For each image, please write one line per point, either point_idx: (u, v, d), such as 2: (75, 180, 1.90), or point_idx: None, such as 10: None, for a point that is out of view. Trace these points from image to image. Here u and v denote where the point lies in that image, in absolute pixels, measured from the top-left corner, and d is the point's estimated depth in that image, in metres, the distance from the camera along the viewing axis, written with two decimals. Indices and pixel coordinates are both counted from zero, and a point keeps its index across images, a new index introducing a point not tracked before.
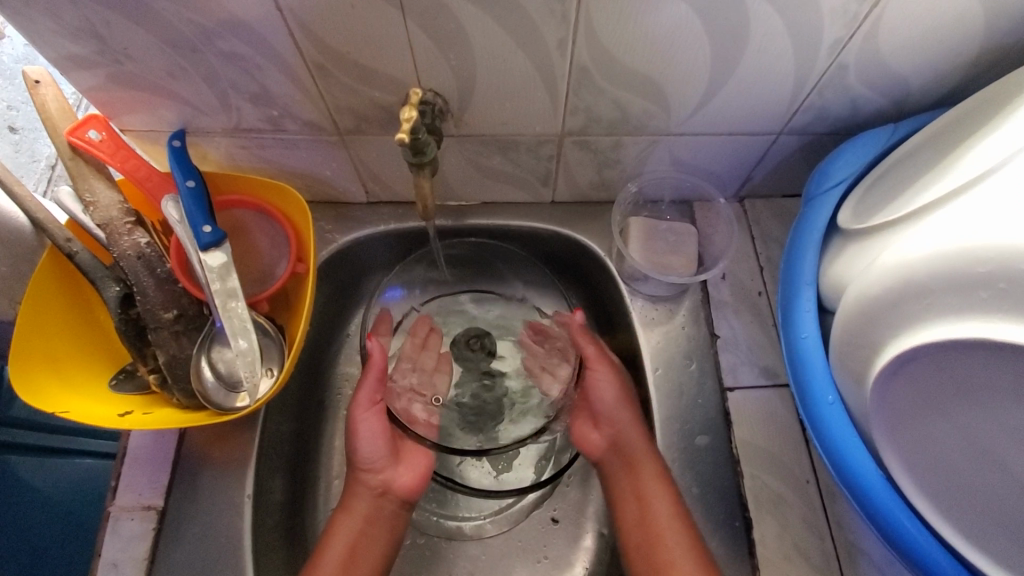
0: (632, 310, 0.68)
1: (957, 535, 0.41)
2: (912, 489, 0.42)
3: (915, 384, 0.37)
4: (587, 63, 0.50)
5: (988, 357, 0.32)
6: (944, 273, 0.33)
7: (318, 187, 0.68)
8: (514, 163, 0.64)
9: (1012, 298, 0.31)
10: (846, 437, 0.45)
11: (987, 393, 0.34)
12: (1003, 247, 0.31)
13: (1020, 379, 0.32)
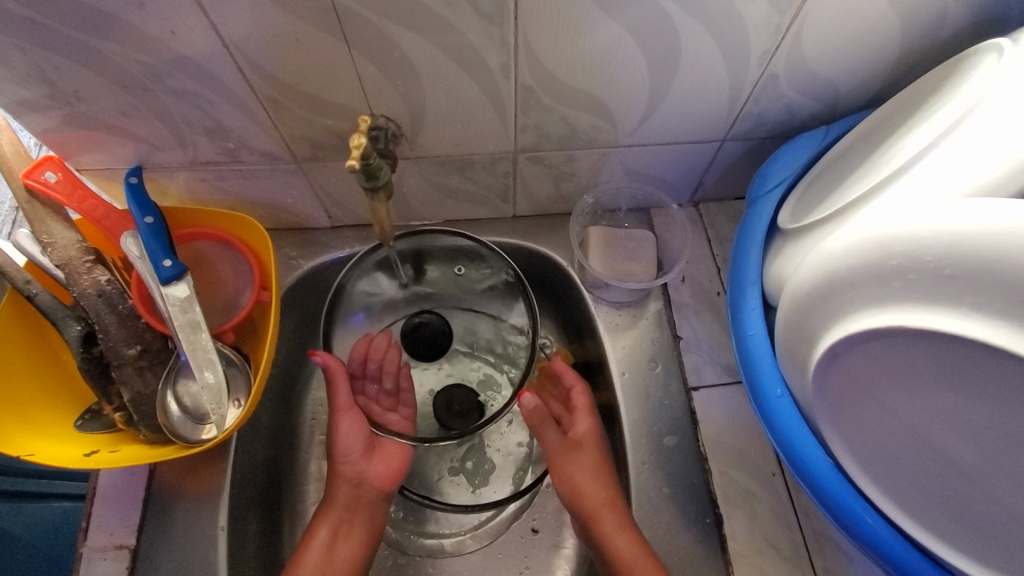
0: (597, 317, 0.69)
1: (903, 516, 0.43)
2: (859, 477, 0.44)
3: (848, 372, 0.39)
4: (531, 83, 0.52)
5: (905, 343, 0.34)
6: (861, 269, 0.35)
7: (280, 215, 0.69)
8: (472, 181, 0.65)
9: (919, 286, 0.33)
10: (797, 428, 0.47)
11: (909, 378, 0.36)
12: (907, 241, 0.33)
13: (935, 363, 0.34)
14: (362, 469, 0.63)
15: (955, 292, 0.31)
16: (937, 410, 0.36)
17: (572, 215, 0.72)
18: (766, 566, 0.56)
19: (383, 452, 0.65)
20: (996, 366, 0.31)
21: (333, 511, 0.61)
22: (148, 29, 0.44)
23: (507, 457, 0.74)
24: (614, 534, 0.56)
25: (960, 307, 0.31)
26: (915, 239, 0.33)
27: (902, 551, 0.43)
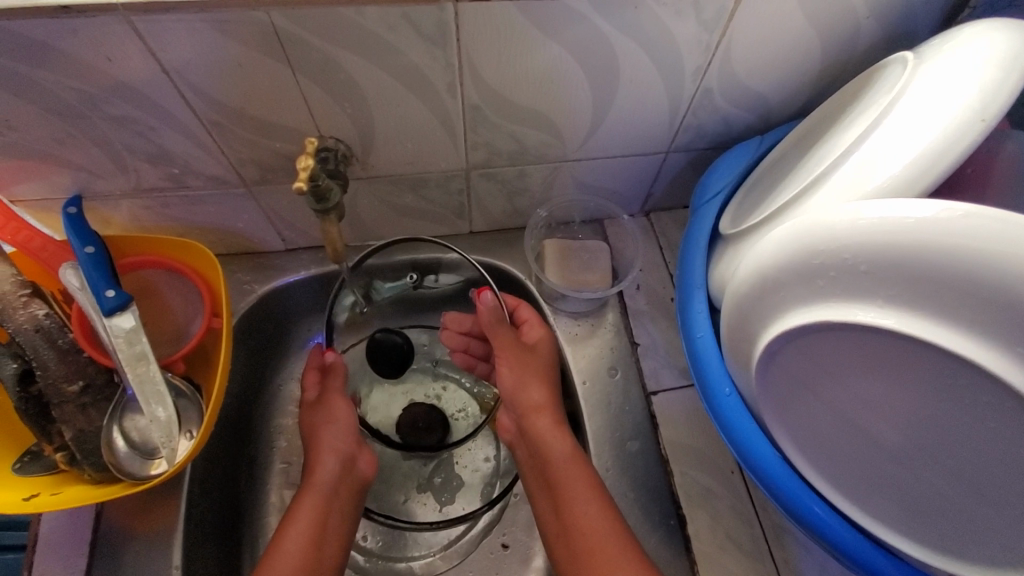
0: (556, 326, 0.70)
1: (847, 502, 0.45)
2: (805, 468, 0.46)
3: (785, 367, 0.41)
4: (478, 102, 0.53)
5: (832, 335, 0.37)
6: (789, 269, 0.37)
7: (232, 240, 0.67)
8: (426, 199, 0.66)
9: (841, 282, 0.35)
10: (746, 424, 0.48)
11: (839, 368, 0.38)
12: (826, 242, 0.35)
13: (860, 351, 0.36)
14: (346, 472, 0.60)
15: (872, 284, 0.33)
16: (868, 397, 0.38)
17: (527, 229, 0.73)
18: (730, 563, 0.58)
19: (360, 464, 0.62)
20: (914, 351, 0.33)
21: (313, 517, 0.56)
22: (83, 56, 0.43)
23: (474, 473, 0.73)
24: (553, 431, 0.60)
25: (878, 299, 0.34)
26: (834, 237, 0.35)
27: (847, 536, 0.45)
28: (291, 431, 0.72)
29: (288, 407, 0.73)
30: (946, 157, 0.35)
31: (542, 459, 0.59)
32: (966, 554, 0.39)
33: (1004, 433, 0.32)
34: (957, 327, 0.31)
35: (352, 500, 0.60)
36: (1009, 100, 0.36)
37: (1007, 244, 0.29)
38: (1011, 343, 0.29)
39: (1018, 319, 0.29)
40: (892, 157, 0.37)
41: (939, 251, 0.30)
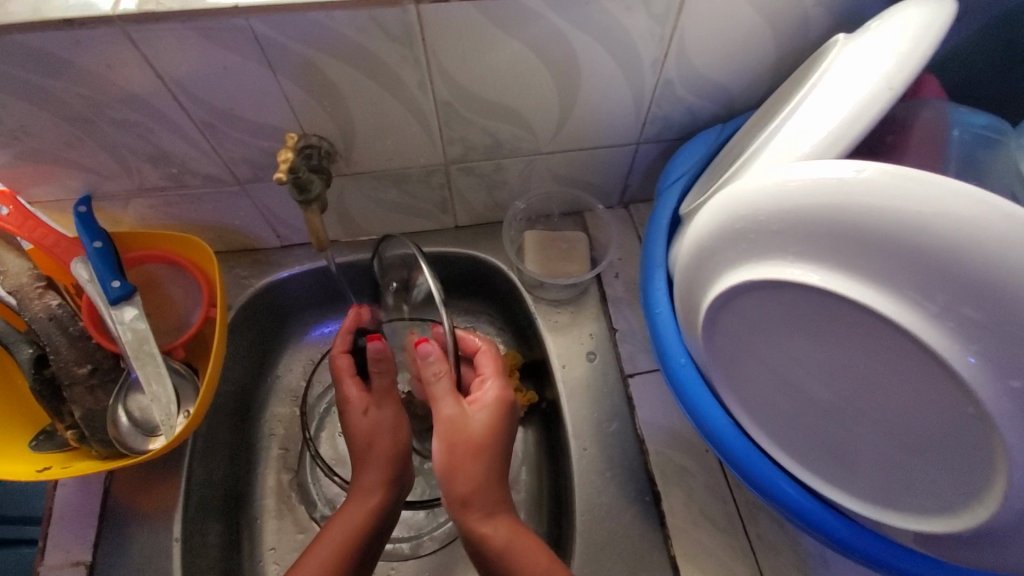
0: (539, 319, 0.72)
1: (793, 462, 0.47)
2: (756, 432, 0.48)
3: (728, 331, 0.44)
4: (448, 98, 0.57)
5: (761, 295, 0.39)
6: (720, 234, 0.40)
7: (231, 237, 0.72)
8: (410, 194, 0.70)
9: (762, 242, 0.37)
10: (701, 392, 0.50)
11: (773, 328, 0.41)
12: (749, 206, 0.38)
13: (786, 310, 0.39)
14: (390, 479, 0.58)
15: (784, 242, 0.36)
16: (798, 355, 0.40)
17: (509, 222, 0.76)
18: (702, 536, 0.60)
19: (402, 466, 0.60)
20: (829, 304, 0.35)
21: (356, 531, 0.55)
22: (86, 65, 0.48)
23: None
24: (492, 530, 0.52)
25: (790, 256, 0.36)
26: (750, 203, 0.38)
27: (796, 496, 0.47)
28: (288, 418, 0.76)
29: (285, 396, 0.77)
30: (857, 125, 0.38)
31: (485, 557, 0.52)
32: (901, 505, 0.41)
33: (915, 381, 0.34)
34: (856, 276, 0.33)
35: (392, 506, 0.59)
36: (915, 69, 0.38)
37: (888, 194, 0.31)
38: (901, 286, 0.32)
39: (906, 262, 0.31)
40: (811, 128, 0.40)
41: (833, 206, 0.33)
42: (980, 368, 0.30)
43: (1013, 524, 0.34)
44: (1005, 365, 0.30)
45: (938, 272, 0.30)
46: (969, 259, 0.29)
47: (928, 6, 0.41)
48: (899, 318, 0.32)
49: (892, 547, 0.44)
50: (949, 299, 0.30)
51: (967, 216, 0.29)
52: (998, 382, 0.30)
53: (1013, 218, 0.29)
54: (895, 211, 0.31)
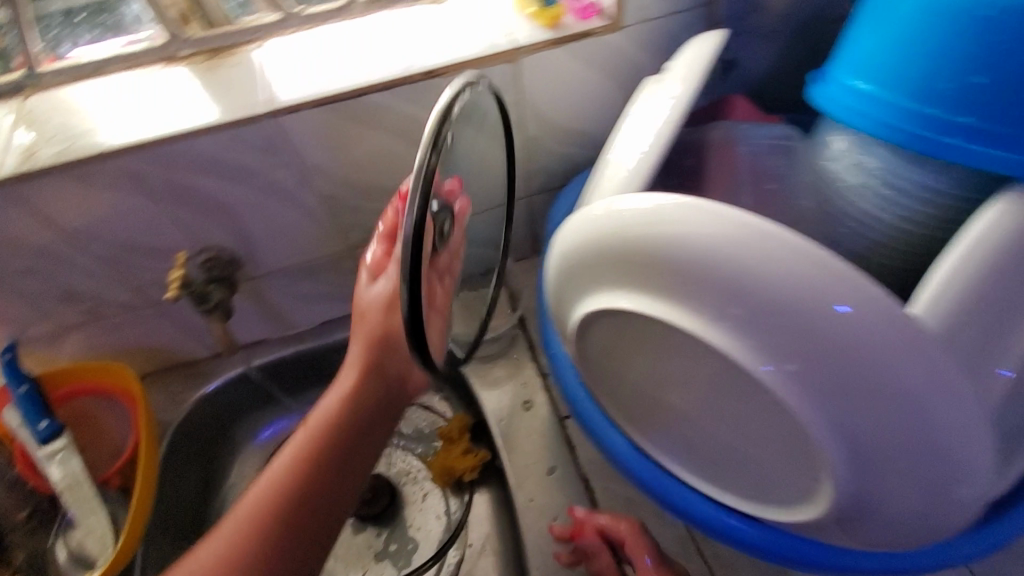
0: (472, 378, 0.73)
1: (692, 474, 0.49)
2: (657, 453, 0.50)
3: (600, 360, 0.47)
4: (330, 191, 0.61)
5: (606, 323, 0.42)
6: (560, 277, 0.44)
7: (162, 357, 0.74)
8: (325, 283, 0.73)
9: (590, 280, 0.41)
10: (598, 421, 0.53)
11: (629, 352, 0.44)
12: (572, 248, 0.41)
13: (629, 335, 0.42)
14: (322, 448, 0.48)
15: (596, 277, 0.40)
16: (652, 369, 0.44)
17: None
18: None
19: (376, 439, 0.51)
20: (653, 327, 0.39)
21: (303, 446, 0.48)
22: None
23: (428, 533, 0.75)
24: None
25: (610, 289, 0.40)
26: (565, 250, 0.42)
27: (699, 506, 0.49)
28: None
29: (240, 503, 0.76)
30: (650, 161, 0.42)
31: None
32: (780, 498, 0.43)
33: (742, 380, 0.37)
34: (650, 295, 0.37)
35: (335, 428, 0.49)
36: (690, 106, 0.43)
37: (646, 221, 0.36)
38: (681, 298, 0.35)
39: (675, 276, 0.35)
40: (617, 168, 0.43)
41: (615, 244, 0.37)
42: (761, 358, 0.33)
43: (859, 499, 0.36)
44: (776, 355, 0.33)
45: (698, 281, 0.34)
46: (713, 265, 0.33)
47: (696, 46, 0.47)
48: (687, 326, 0.35)
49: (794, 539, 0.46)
50: (715, 302, 0.34)
51: (700, 228, 0.34)
52: (775, 369, 0.33)
53: (734, 224, 0.33)
54: (653, 236, 0.35)
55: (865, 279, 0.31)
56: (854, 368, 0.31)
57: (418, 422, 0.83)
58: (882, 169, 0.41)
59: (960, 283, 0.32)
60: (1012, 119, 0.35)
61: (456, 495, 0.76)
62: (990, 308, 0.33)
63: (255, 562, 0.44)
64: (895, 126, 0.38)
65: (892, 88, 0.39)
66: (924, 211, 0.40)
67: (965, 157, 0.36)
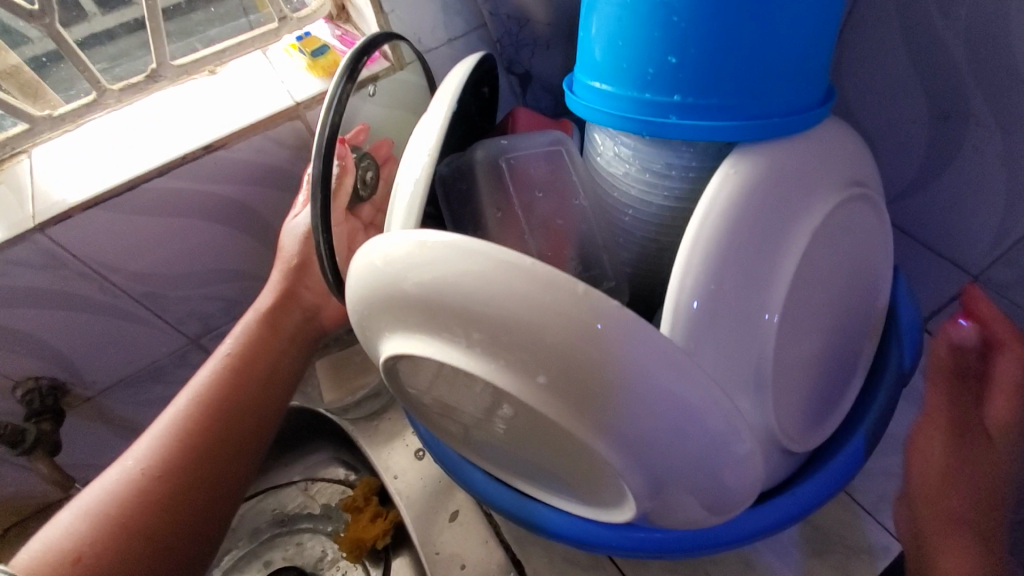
0: (359, 439, 0.68)
1: (555, 495, 0.46)
2: (513, 478, 0.47)
3: (436, 403, 0.44)
4: (145, 288, 0.57)
5: (413, 365, 0.39)
6: (361, 334, 0.41)
7: (11, 508, 0.66)
8: (179, 382, 0.67)
9: (375, 327, 0.38)
10: (454, 458, 0.50)
11: (449, 393, 0.40)
12: (351, 300, 0.39)
13: (436, 373, 0.38)
14: (224, 430, 0.45)
15: (377, 327, 0.38)
16: (464, 407, 0.41)
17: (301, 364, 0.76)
18: None
19: (283, 386, 0.50)
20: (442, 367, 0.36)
21: (200, 400, 0.46)
22: None
23: None
24: None
25: (393, 335, 0.37)
26: (348, 306, 0.40)
27: (568, 523, 0.45)
28: None
29: None
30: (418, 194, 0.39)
31: None
32: (605, 499, 0.41)
33: (517, 407, 0.34)
34: (417, 334, 0.35)
35: (252, 384, 0.48)
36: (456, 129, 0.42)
37: (382, 275, 0.35)
38: (439, 332, 0.33)
39: (427, 311, 0.33)
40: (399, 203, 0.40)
41: (370, 288, 0.36)
42: (513, 379, 0.32)
43: (658, 486, 0.35)
44: (526, 370, 0.31)
45: (441, 312, 0.32)
46: (449, 293, 0.32)
47: (463, 65, 0.46)
48: (451, 360, 0.33)
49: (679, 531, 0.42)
50: (461, 330, 0.32)
51: (429, 257, 0.32)
52: (532, 384, 0.31)
53: (455, 247, 0.32)
54: (396, 273, 0.34)
55: (578, 281, 0.29)
56: (589, 368, 0.30)
57: (324, 496, 0.76)
58: (639, 156, 0.41)
59: (705, 257, 0.32)
60: (728, 92, 0.34)
61: (376, 566, 0.68)
62: (744, 275, 0.33)
63: (163, 509, 0.41)
64: (630, 119, 0.37)
65: (622, 84, 0.37)
66: (684, 186, 0.40)
67: (698, 135, 0.35)
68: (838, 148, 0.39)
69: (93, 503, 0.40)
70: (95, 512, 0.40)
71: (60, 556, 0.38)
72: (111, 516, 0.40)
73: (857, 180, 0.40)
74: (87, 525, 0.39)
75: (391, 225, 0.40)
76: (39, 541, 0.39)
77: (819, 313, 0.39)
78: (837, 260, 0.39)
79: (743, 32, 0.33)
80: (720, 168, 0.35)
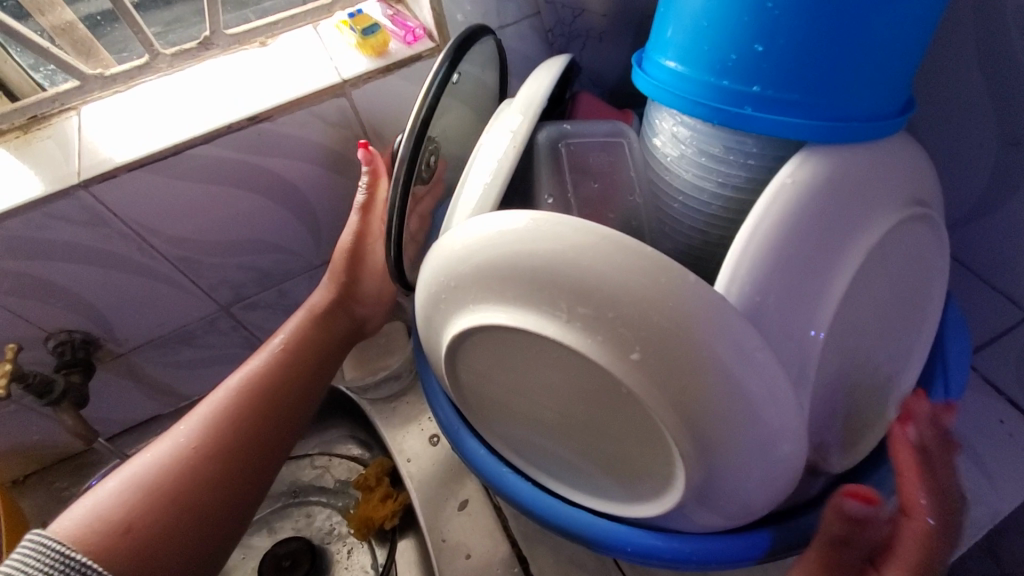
0: (376, 420, 0.69)
1: (581, 493, 0.44)
2: (533, 471, 0.46)
3: (479, 384, 0.43)
4: (181, 253, 0.57)
5: (487, 338, 0.38)
6: (433, 295, 0.39)
7: (38, 454, 0.68)
8: (207, 347, 0.68)
9: (459, 294, 0.37)
10: (467, 443, 0.48)
11: (503, 372, 0.40)
12: (445, 264, 0.38)
13: (513, 355, 0.38)
14: (262, 416, 0.46)
15: (454, 298, 0.38)
16: (502, 385, 0.41)
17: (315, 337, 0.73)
18: None
19: (321, 379, 0.51)
20: (529, 342, 0.35)
21: (252, 389, 0.47)
22: None
23: None
24: None
25: (485, 305, 0.36)
26: (431, 270, 0.39)
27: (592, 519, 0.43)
28: None
29: None
30: (503, 169, 0.39)
31: None
32: (631, 489, 0.41)
33: (596, 381, 0.34)
34: (495, 307, 0.35)
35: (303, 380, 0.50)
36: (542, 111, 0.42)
37: (505, 241, 0.34)
38: (538, 305, 0.33)
39: (505, 285, 0.34)
40: (482, 178, 0.40)
41: (447, 261, 0.37)
42: (606, 353, 0.32)
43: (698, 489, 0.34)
44: (623, 345, 0.31)
45: (544, 285, 0.33)
46: (525, 263, 0.33)
47: (553, 58, 0.45)
48: (549, 333, 0.33)
49: (700, 538, 0.41)
50: (567, 304, 0.32)
51: (529, 235, 0.33)
52: (623, 361, 0.31)
53: (579, 226, 0.32)
54: (518, 247, 0.34)
55: (685, 270, 0.31)
56: (682, 350, 0.30)
57: (337, 472, 0.77)
58: (697, 138, 0.39)
59: (756, 252, 0.31)
60: (809, 87, 0.33)
61: (381, 546, 0.69)
62: (800, 280, 0.32)
63: (208, 486, 0.42)
64: (704, 105, 0.36)
65: (698, 67, 0.36)
66: (743, 173, 0.38)
67: (772, 130, 0.34)
68: (902, 161, 0.37)
69: (143, 473, 0.41)
70: (142, 482, 0.41)
71: (109, 521, 0.38)
72: (159, 489, 0.41)
73: (919, 199, 0.38)
74: (136, 494, 0.40)
75: (461, 204, 0.40)
76: (87, 504, 0.39)
77: (864, 336, 0.37)
78: (887, 283, 0.37)
79: (837, 24, 0.31)
80: (778, 175, 0.33)
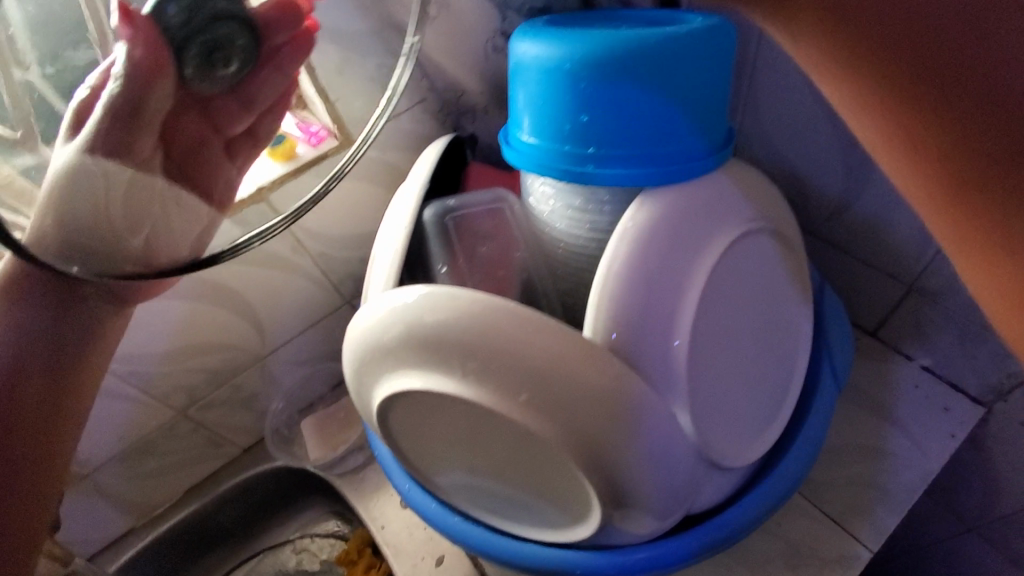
0: (346, 494, 0.71)
1: (530, 529, 0.48)
2: (485, 516, 0.49)
3: (416, 445, 0.47)
4: (130, 368, 0.61)
5: (407, 403, 0.42)
6: (355, 372, 0.44)
7: None
8: (170, 452, 0.70)
9: (374, 367, 0.41)
10: (421, 503, 0.51)
11: (431, 428, 0.43)
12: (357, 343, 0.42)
13: (432, 413, 0.42)
14: None
15: (371, 370, 0.42)
16: (433, 440, 0.45)
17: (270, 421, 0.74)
18: None
19: None
20: (439, 400, 0.39)
21: None
22: None
23: None
24: None
25: (395, 374, 0.40)
26: (349, 349, 0.44)
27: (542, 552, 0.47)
28: None
29: None
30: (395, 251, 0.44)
31: None
32: (570, 512, 0.44)
33: (502, 427, 0.38)
34: (404, 373, 0.39)
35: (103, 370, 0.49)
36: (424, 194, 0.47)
37: (399, 316, 0.39)
38: (436, 366, 0.37)
39: (406, 353, 0.39)
40: (382, 261, 0.45)
41: (359, 346, 0.42)
42: (499, 400, 0.36)
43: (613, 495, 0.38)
44: (510, 390, 0.35)
45: (436, 348, 0.37)
46: (418, 332, 0.38)
47: (436, 144, 0.52)
48: (449, 390, 0.37)
49: (637, 550, 0.44)
50: (458, 362, 0.36)
51: (418, 307, 0.38)
52: (516, 403, 0.36)
53: (458, 294, 0.37)
54: (411, 319, 0.38)
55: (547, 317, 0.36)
56: (559, 387, 0.35)
57: (319, 553, 0.77)
58: (561, 194, 0.44)
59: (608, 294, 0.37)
60: (635, 142, 0.39)
61: None
62: (654, 306, 0.37)
63: None
64: (554, 168, 0.41)
65: (547, 136, 0.41)
66: (606, 219, 0.43)
67: (617, 181, 0.40)
68: (736, 185, 0.43)
69: None
70: None
71: None
72: None
73: (759, 215, 0.44)
74: None
75: (369, 288, 0.45)
76: None
77: (734, 340, 0.42)
78: (744, 291, 0.43)
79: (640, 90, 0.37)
80: (622, 219, 0.39)
